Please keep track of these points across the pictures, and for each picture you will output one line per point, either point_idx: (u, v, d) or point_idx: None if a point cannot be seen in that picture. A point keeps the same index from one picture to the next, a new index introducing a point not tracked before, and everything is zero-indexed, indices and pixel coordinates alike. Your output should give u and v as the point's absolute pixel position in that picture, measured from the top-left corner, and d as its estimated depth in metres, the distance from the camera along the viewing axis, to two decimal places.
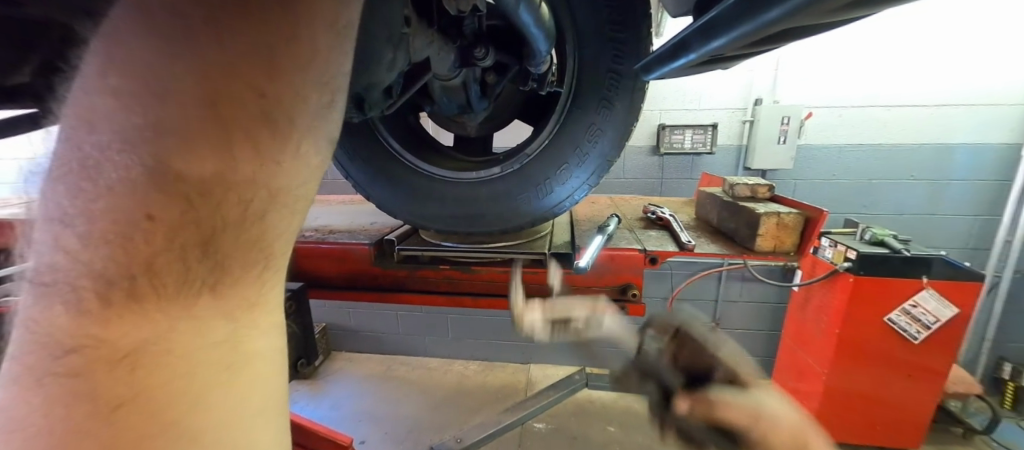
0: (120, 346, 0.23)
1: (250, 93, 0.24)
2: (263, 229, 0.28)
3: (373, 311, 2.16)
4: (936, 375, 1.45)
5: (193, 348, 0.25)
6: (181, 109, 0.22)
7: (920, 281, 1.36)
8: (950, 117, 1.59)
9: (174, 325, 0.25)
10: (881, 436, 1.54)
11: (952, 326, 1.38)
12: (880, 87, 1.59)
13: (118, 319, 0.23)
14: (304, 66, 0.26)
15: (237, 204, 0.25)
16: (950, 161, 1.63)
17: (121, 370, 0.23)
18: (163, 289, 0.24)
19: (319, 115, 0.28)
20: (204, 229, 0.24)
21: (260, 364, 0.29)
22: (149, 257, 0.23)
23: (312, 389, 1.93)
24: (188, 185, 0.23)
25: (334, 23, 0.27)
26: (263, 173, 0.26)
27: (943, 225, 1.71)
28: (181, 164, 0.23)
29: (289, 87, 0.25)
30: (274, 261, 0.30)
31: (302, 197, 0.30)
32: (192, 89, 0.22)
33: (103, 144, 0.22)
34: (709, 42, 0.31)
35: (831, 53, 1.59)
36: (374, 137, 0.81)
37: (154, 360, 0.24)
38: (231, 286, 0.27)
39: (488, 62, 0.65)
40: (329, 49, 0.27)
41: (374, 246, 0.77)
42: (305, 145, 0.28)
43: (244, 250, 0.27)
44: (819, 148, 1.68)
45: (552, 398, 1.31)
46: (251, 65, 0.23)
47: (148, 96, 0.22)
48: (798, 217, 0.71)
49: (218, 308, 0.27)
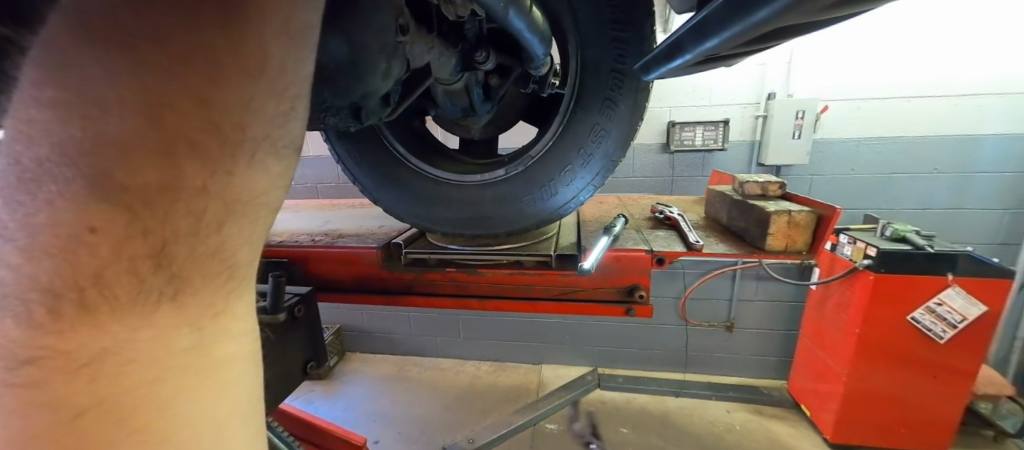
0: (78, 355, 0.25)
1: (193, 107, 0.26)
2: (222, 239, 0.30)
3: (386, 312, 2.19)
4: (964, 376, 1.39)
5: (159, 357, 0.28)
6: (121, 121, 0.24)
7: (944, 279, 1.31)
8: (974, 106, 1.52)
9: (134, 333, 0.26)
10: (906, 439, 1.49)
11: (981, 325, 1.33)
12: (900, 78, 1.54)
13: (69, 330, 0.25)
14: (251, 79, 0.28)
15: (189, 213, 0.27)
16: (975, 152, 1.57)
17: (79, 380, 0.25)
18: (114, 300, 0.26)
19: (271, 124, 0.30)
20: (154, 239, 0.26)
21: (221, 370, 0.31)
22: (96, 269, 0.25)
23: (327, 389, 1.96)
24: (131, 196, 0.25)
25: (285, 39, 0.29)
26: (215, 182, 0.28)
27: (969, 220, 1.64)
28: (130, 176, 0.25)
29: (232, 100, 0.27)
30: (236, 266, 0.32)
31: (265, 206, 0.32)
32: (135, 105, 0.24)
33: (40, 157, 0.24)
34: (702, 42, 0.31)
35: (847, 43, 1.54)
36: (380, 142, 0.82)
37: (112, 368, 0.26)
38: (190, 295, 0.29)
39: (490, 66, 0.65)
40: (276, 63, 0.29)
41: (382, 249, 0.78)
42: (259, 154, 0.30)
43: (202, 257, 0.29)
44: (836, 142, 1.63)
45: (563, 400, 1.30)
46: (190, 79, 0.25)
47: (89, 110, 0.24)
48: (810, 215, 0.69)
49: (177, 319, 0.28)
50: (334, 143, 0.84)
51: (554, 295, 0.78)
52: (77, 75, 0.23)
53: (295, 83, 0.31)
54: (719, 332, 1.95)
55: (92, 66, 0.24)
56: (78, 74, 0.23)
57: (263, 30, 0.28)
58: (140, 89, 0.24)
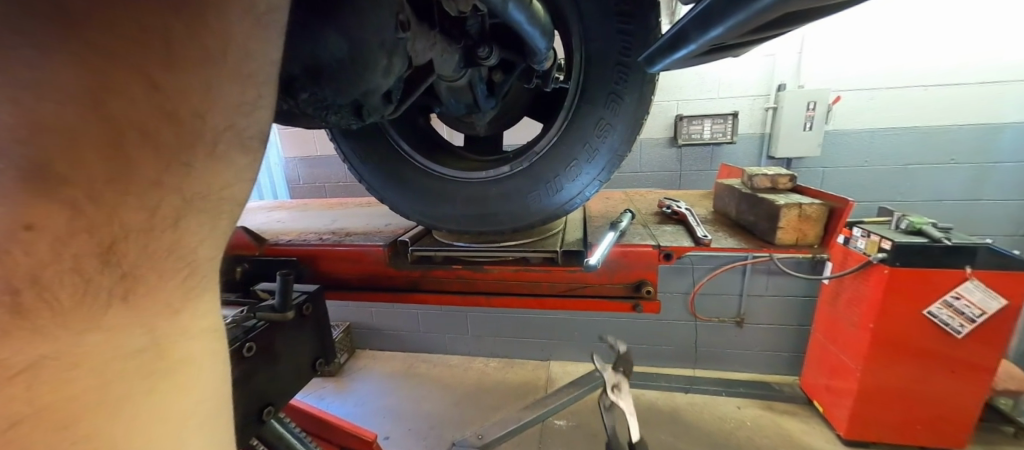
0: (12, 363, 0.24)
1: (147, 99, 0.27)
2: (179, 234, 0.31)
3: (394, 309, 2.20)
4: (983, 372, 1.36)
5: (105, 360, 0.28)
6: (62, 107, 0.24)
7: (962, 272, 1.28)
8: (994, 94, 1.48)
9: (79, 340, 0.27)
10: (922, 436, 1.46)
11: (1001, 319, 1.29)
12: (917, 66, 1.50)
13: (8, 337, 0.24)
14: (205, 74, 0.30)
15: (142, 208, 0.28)
16: (995, 141, 1.52)
17: (14, 388, 0.24)
18: (55, 304, 0.26)
19: (229, 117, 0.32)
20: (102, 237, 0.27)
21: (178, 375, 0.32)
22: (34, 271, 0.25)
23: (338, 386, 1.99)
24: (74, 190, 0.25)
25: (251, 36, 0.31)
26: (170, 174, 0.30)
27: (989, 210, 1.59)
28: (72, 166, 0.25)
29: (188, 94, 0.29)
30: (193, 265, 0.33)
31: (225, 201, 0.34)
32: (82, 93, 0.25)
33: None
34: (708, 31, 0.30)
35: (862, 31, 1.51)
36: (385, 140, 0.83)
37: (54, 372, 0.26)
38: (144, 293, 0.30)
39: (493, 61, 0.65)
40: (237, 61, 0.31)
41: (389, 247, 0.79)
42: (215, 147, 0.32)
43: (155, 257, 0.30)
44: (849, 133, 1.60)
45: (573, 396, 1.27)
46: (140, 71, 0.27)
47: (20, 93, 0.23)
48: (822, 208, 0.68)
49: (126, 321, 0.29)
50: (339, 143, 0.84)
51: (561, 292, 0.77)
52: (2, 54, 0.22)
53: (263, 76, 0.33)
54: (728, 327, 1.93)
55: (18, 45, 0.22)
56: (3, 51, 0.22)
57: (221, 26, 0.29)
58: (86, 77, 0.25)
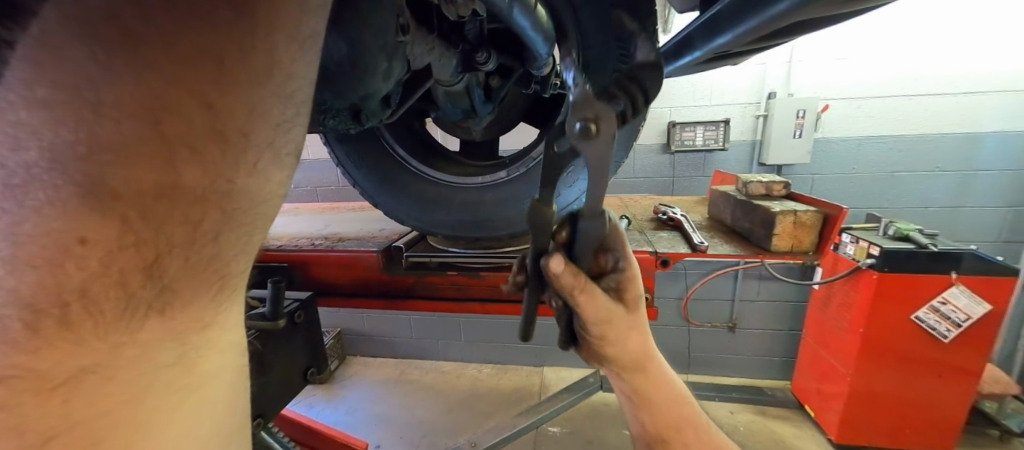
0: (54, 375, 0.21)
1: (194, 103, 0.21)
2: (218, 249, 0.26)
3: (386, 315, 2.18)
4: (968, 375, 1.38)
5: (139, 374, 0.24)
6: (121, 124, 0.20)
7: (948, 277, 1.30)
8: (977, 104, 1.52)
9: (118, 353, 0.23)
10: (909, 439, 1.47)
11: (985, 323, 1.32)
12: (902, 76, 1.53)
13: (50, 348, 0.20)
14: (261, 78, 0.24)
15: (184, 225, 0.23)
16: (977, 150, 1.56)
17: (51, 402, 0.21)
18: (101, 316, 0.22)
19: (280, 129, 0.27)
20: (148, 251, 0.22)
21: (209, 390, 0.29)
22: (83, 282, 0.21)
23: (327, 393, 1.95)
24: (127, 205, 0.21)
25: (295, 47, 0.25)
26: (214, 192, 0.24)
27: (973, 217, 1.63)
28: (123, 180, 0.21)
29: (246, 97, 0.24)
30: (230, 279, 0.29)
31: (262, 215, 0.28)
32: (132, 97, 0.20)
33: (25, 163, 0.19)
34: (714, 38, 0.30)
35: (847, 43, 1.54)
36: (380, 145, 0.82)
37: (92, 387, 0.22)
38: (179, 308, 0.26)
39: (491, 66, 0.64)
40: (292, 60, 0.26)
41: (382, 253, 0.78)
42: (264, 162, 0.27)
43: (195, 273, 0.26)
44: (838, 141, 1.62)
45: (568, 401, 1.28)
46: (197, 77, 0.21)
47: (81, 110, 0.19)
48: (817, 215, 0.69)
49: (163, 333, 0.25)
50: (333, 146, 0.83)
51: None
52: (62, 67, 0.18)
53: (304, 88, 0.28)
54: (721, 332, 1.94)
55: (74, 52, 0.18)
56: (62, 54, 0.18)
57: (273, 28, 0.24)
58: (138, 85, 0.20)
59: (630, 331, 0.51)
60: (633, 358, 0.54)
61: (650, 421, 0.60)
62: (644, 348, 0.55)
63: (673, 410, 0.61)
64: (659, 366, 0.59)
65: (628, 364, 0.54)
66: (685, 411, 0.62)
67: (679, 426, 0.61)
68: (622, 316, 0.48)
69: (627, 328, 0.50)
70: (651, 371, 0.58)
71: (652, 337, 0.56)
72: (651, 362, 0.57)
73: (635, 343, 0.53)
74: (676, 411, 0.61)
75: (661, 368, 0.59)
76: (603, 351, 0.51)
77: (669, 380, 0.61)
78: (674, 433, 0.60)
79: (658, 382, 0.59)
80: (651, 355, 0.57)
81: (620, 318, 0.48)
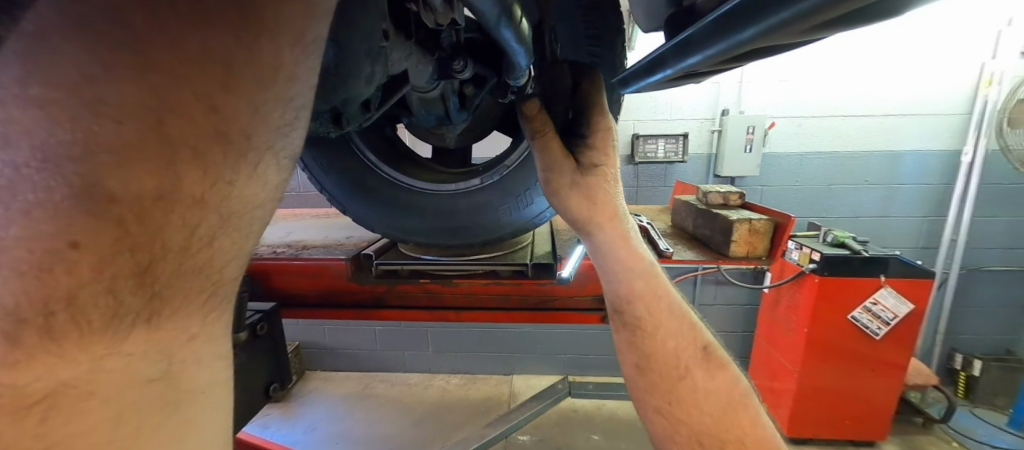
0: (31, 391, 0.20)
1: (199, 105, 0.22)
2: (212, 254, 0.25)
3: (349, 326, 2.09)
4: (897, 368, 1.53)
5: (121, 391, 0.23)
6: (121, 127, 0.20)
7: (878, 280, 1.44)
8: (897, 126, 1.72)
9: (100, 365, 0.22)
10: (849, 430, 1.60)
11: (909, 321, 1.47)
12: (834, 100, 1.71)
13: (30, 361, 0.20)
14: (265, 80, 0.25)
15: (181, 228, 0.23)
16: (898, 166, 1.76)
17: (28, 421, 0.20)
18: (87, 326, 0.21)
19: (281, 132, 0.27)
20: (141, 256, 0.22)
21: (204, 402, 0.27)
22: (71, 290, 0.20)
23: (284, 412, 1.84)
24: (122, 207, 0.21)
25: (298, 50, 0.26)
26: (214, 195, 0.24)
27: (896, 226, 1.82)
28: (123, 183, 0.20)
29: (247, 100, 0.24)
30: (220, 289, 0.27)
31: (258, 219, 0.28)
32: (136, 100, 0.20)
33: (15, 162, 0.18)
34: (687, 58, 0.33)
35: (790, 68, 1.69)
36: (350, 150, 0.80)
37: (72, 405, 0.21)
38: (167, 319, 0.25)
39: (467, 74, 0.66)
40: (295, 63, 0.26)
41: (351, 261, 0.74)
42: (263, 163, 0.26)
43: (187, 279, 0.25)
44: (782, 155, 1.76)
45: (536, 409, 1.28)
46: (203, 77, 0.22)
47: (79, 110, 0.19)
48: (768, 223, 0.74)
49: (149, 347, 0.24)
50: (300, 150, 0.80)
51: (529, 306, 0.79)
52: (66, 70, 0.19)
53: (305, 93, 0.29)
54: None
55: (77, 52, 0.19)
56: (64, 63, 0.19)
57: (278, 35, 0.25)
58: (140, 84, 0.20)
59: (579, 187, 0.56)
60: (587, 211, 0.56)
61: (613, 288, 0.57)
62: (596, 207, 0.56)
63: (638, 279, 0.57)
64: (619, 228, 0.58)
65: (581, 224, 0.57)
66: (650, 283, 0.57)
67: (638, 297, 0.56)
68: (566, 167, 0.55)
69: (570, 181, 0.55)
70: (613, 232, 0.57)
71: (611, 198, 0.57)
72: (609, 222, 0.57)
73: (583, 201, 0.56)
74: (641, 280, 0.57)
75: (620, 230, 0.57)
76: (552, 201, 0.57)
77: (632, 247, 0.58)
78: (635, 301, 0.56)
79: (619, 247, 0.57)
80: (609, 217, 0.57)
81: (567, 167, 0.55)
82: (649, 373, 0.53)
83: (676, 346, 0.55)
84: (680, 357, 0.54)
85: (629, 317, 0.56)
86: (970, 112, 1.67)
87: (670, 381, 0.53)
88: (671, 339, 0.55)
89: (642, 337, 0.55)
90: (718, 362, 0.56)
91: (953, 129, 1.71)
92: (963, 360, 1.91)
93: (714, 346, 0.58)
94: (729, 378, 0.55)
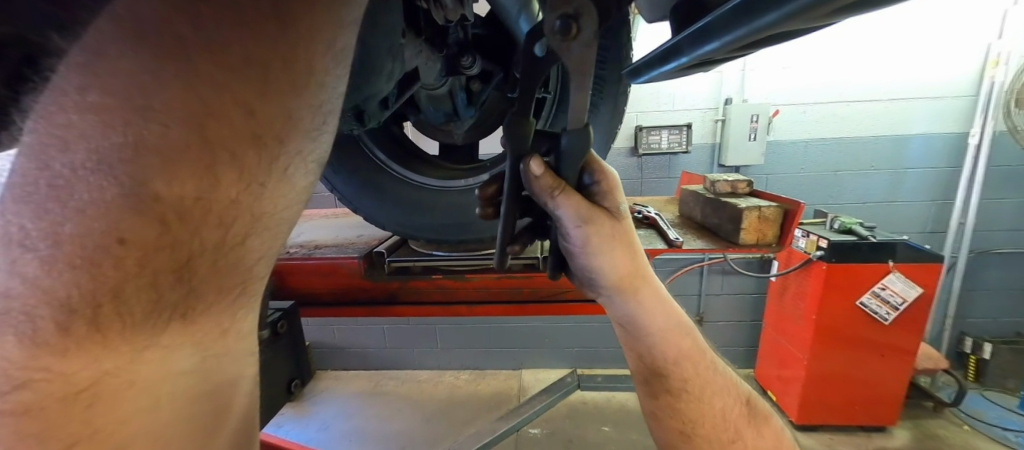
0: (78, 379, 0.22)
1: (238, 111, 0.22)
2: (242, 253, 0.27)
3: (359, 325, 2.12)
4: (905, 354, 1.53)
5: (158, 380, 0.26)
6: (167, 129, 0.20)
7: (886, 265, 1.44)
8: (902, 110, 1.71)
9: (139, 357, 0.24)
10: (859, 415, 1.60)
11: (918, 306, 1.46)
12: (838, 87, 1.70)
13: (76, 350, 0.21)
14: (299, 87, 0.25)
15: (217, 227, 0.24)
16: (906, 151, 1.75)
17: (77, 407, 0.22)
18: (130, 317, 0.23)
19: (311, 136, 0.28)
20: (180, 252, 0.23)
21: (217, 394, 0.30)
22: (116, 284, 0.21)
23: (297, 411, 1.86)
24: (167, 207, 0.21)
25: (329, 58, 0.27)
26: (247, 196, 0.25)
27: (905, 211, 1.81)
28: (168, 185, 0.21)
29: (281, 107, 0.24)
30: (249, 284, 0.29)
31: (285, 219, 0.29)
32: (179, 104, 0.20)
33: (73, 164, 0.19)
34: (701, 46, 0.30)
35: (793, 56, 1.69)
36: (359, 149, 0.82)
37: (114, 393, 0.23)
38: (200, 313, 0.27)
39: (476, 70, 0.66)
40: (326, 70, 0.27)
41: (364, 259, 0.75)
42: (292, 167, 0.27)
43: (219, 275, 0.26)
44: (788, 143, 1.75)
45: (546, 402, 1.29)
46: (245, 85, 0.22)
47: (131, 116, 0.20)
48: (777, 210, 0.74)
49: (184, 339, 0.26)
50: None
51: (540, 298, 0.79)
52: (118, 74, 0.19)
53: (333, 100, 0.29)
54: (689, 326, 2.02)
55: (129, 62, 0.19)
56: (117, 72, 0.19)
57: (313, 44, 0.25)
58: (188, 91, 0.20)
59: (612, 239, 0.48)
60: (620, 272, 0.50)
61: (656, 349, 0.54)
62: (632, 265, 0.51)
63: (675, 336, 0.55)
64: (652, 286, 0.54)
65: (615, 285, 0.50)
66: (691, 340, 0.56)
67: (678, 360, 0.54)
68: (602, 215, 0.46)
69: (609, 228, 0.47)
70: (644, 289, 0.53)
71: (641, 256, 0.52)
72: (642, 282, 0.52)
73: (619, 258, 0.49)
74: (681, 337, 0.55)
75: (654, 289, 0.54)
76: (586, 258, 0.47)
77: (664, 302, 0.55)
78: (681, 363, 0.54)
79: (659, 304, 0.54)
80: (642, 275, 0.52)
81: (601, 216, 0.46)
82: (696, 440, 0.52)
83: (724, 405, 0.55)
84: (730, 419, 0.55)
85: (680, 380, 0.54)
86: (977, 94, 1.66)
87: (717, 442, 0.53)
88: (720, 399, 0.55)
89: (688, 399, 0.54)
90: (760, 416, 0.58)
91: (961, 111, 1.69)
92: (972, 344, 1.90)
93: (754, 396, 0.60)
94: (769, 432, 0.56)
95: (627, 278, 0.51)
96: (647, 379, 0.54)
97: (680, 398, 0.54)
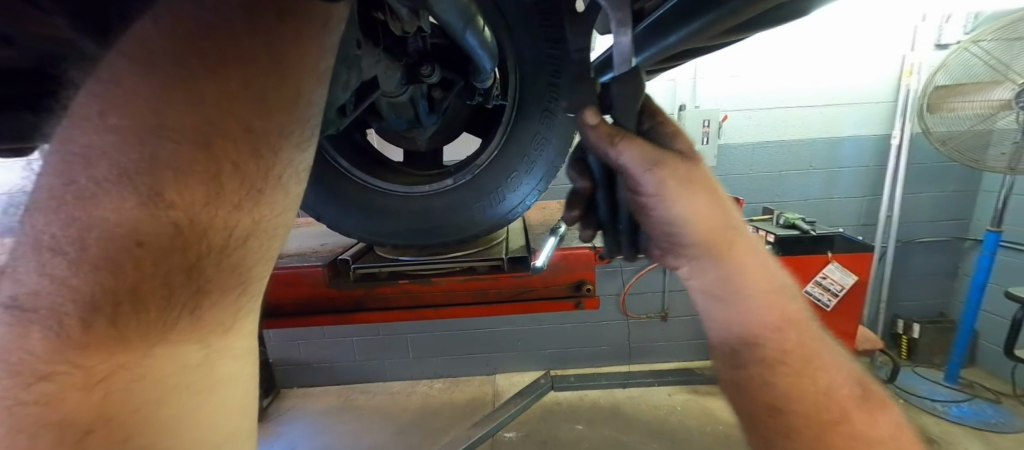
0: (97, 370, 0.22)
1: (238, 127, 0.24)
2: (244, 256, 0.27)
3: (328, 338, 2.06)
4: (847, 337, 1.66)
5: (168, 375, 0.25)
6: (179, 147, 0.23)
7: (825, 255, 1.56)
8: (833, 115, 1.88)
9: (150, 352, 0.24)
10: None
11: (857, 291, 1.56)
12: (777, 94, 1.85)
13: (97, 345, 0.22)
14: (291, 104, 0.27)
15: (223, 230, 0.25)
16: (840, 151, 1.91)
17: (94, 395, 0.22)
18: (144, 314, 0.23)
19: (301, 149, 0.30)
20: (191, 254, 0.24)
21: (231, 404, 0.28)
22: (135, 283, 0.22)
23: (261, 432, 1.78)
24: (179, 213, 0.23)
25: (315, 79, 0.28)
26: (246, 204, 0.26)
27: (839, 208, 1.98)
28: (179, 192, 0.23)
29: (276, 124, 0.26)
30: (252, 285, 0.29)
31: (281, 230, 0.30)
32: (184, 122, 0.23)
33: (98, 177, 0.22)
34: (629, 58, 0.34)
35: (738, 65, 1.82)
36: (321, 158, 0.80)
37: (126, 382, 0.23)
38: (209, 310, 0.27)
39: (435, 78, 0.71)
40: (312, 92, 0.28)
41: (328, 266, 0.77)
42: (286, 175, 0.29)
43: (225, 274, 0.27)
44: (737, 146, 1.89)
45: (521, 405, 1.31)
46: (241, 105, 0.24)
47: (146, 136, 0.22)
48: None
49: (194, 334, 0.26)
50: None
51: (508, 298, 0.81)
52: (129, 98, 0.22)
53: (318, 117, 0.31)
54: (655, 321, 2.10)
55: (138, 90, 0.22)
56: (130, 99, 0.22)
57: (300, 72, 0.26)
58: (192, 110, 0.23)
59: (692, 182, 0.45)
60: (701, 222, 0.47)
61: (751, 312, 0.46)
62: (718, 216, 0.48)
63: (778, 299, 0.47)
64: (746, 242, 0.50)
65: (696, 237, 0.47)
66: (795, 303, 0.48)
67: (779, 325, 0.46)
68: (674, 157, 0.44)
69: (684, 171, 0.45)
70: (731, 242, 0.48)
71: (725, 208, 0.49)
72: (733, 237, 0.48)
73: (700, 205, 0.46)
74: (783, 299, 0.48)
75: (743, 245, 0.49)
76: (661, 207, 0.44)
77: (759, 258, 0.49)
78: (782, 329, 0.46)
79: (751, 263, 0.48)
80: (731, 228, 0.49)
81: (672, 158, 0.44)
82: (789, 418, 0.42)
83: (831, 382, 0.45)
84: (838, 397, 0.44)
85: (778, 349, 0.45)
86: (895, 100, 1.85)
87: (820, 425, 0.42)
88: (826, 375, 0.45)
89: (785, 374, 0.44)
90: (880, 401, 0.46)
91: (884, 115, 1.88)
92: (903, 325, 2.11)
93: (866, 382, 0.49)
94: (894, 421, 0.44)
95: (711, 227, 0.47)
96: (734, 350, 0.46)
97: (773, 370, 0.44)
